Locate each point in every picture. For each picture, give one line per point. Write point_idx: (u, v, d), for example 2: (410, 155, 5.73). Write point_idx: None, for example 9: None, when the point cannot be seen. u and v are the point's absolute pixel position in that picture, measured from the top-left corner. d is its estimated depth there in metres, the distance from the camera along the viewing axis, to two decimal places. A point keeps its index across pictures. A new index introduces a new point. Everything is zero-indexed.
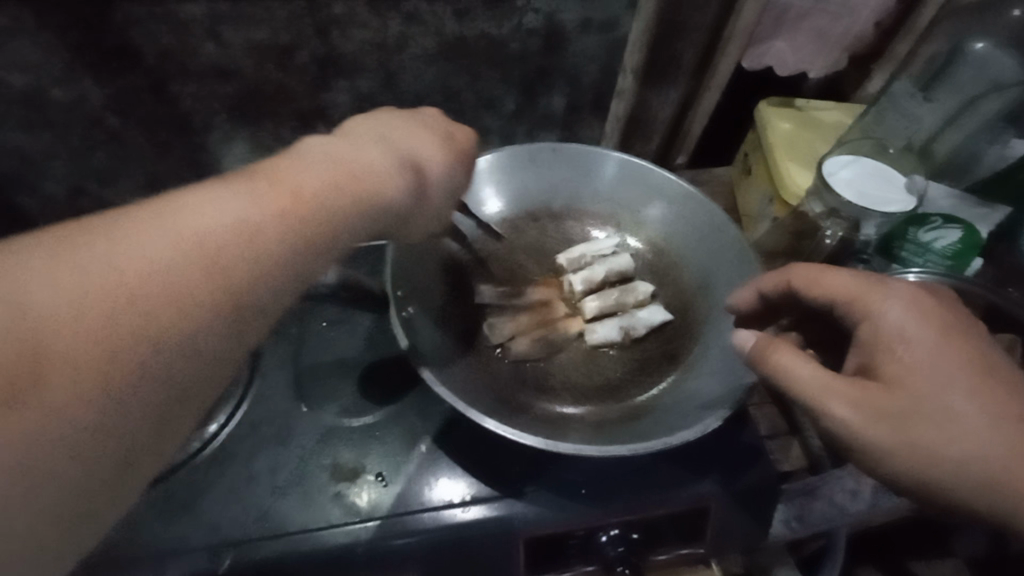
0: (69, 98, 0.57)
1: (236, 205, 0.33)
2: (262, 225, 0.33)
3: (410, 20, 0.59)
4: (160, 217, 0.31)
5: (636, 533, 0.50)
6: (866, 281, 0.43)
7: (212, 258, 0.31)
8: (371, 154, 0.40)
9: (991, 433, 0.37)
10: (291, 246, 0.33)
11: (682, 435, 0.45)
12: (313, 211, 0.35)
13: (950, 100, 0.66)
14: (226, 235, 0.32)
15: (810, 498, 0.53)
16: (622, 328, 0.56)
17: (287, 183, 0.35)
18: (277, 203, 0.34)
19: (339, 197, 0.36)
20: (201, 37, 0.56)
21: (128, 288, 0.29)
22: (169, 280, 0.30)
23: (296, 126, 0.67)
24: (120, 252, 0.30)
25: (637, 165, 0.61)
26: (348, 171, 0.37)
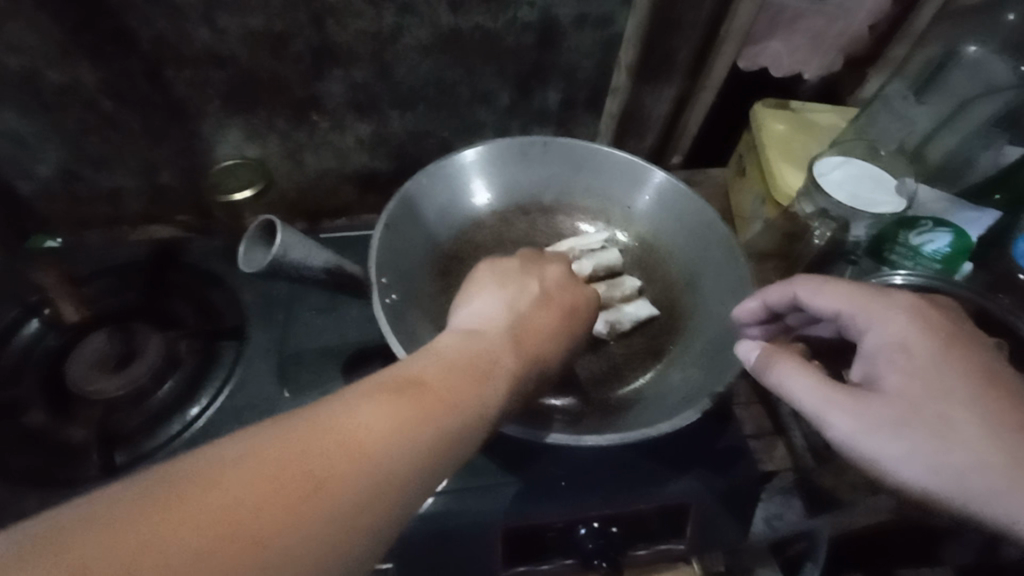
0: (64, 80, 0.57)
1: (368, 431, 0.31)
2: (379, 453, 0.30)
3: (405, 11, 0.60)
4: (334, 420, 0.31)
5: (614, 527, 0.50)
6: (871, 292, 0.43)
7: (304, 517, 0.27)
8: (485, 362, 0.38)
9: (993, 445, 0.37)
10: (405, 480, 0.31)
11: (662, 427, 0.45)
12: (413, 448, 0.32)
13: (944, 102, 0.66)
14: (349, 467, 0.29)
15: (790, 497, 0.54)
16: (608, 322, 0.55)
17: (396, 410, 0.32)
18: (406, 429, 0.32)
19: (448, 408, 0.34)
20: (196, 23, 0.56)
21: (263, 510, 0.27)
22: (256, 542, 0.26)
23: (290, 115, 0.67)
24: (209, 502, 0.26)
25: (626, 160, 0.60)
26: (469, 379, 0.36)
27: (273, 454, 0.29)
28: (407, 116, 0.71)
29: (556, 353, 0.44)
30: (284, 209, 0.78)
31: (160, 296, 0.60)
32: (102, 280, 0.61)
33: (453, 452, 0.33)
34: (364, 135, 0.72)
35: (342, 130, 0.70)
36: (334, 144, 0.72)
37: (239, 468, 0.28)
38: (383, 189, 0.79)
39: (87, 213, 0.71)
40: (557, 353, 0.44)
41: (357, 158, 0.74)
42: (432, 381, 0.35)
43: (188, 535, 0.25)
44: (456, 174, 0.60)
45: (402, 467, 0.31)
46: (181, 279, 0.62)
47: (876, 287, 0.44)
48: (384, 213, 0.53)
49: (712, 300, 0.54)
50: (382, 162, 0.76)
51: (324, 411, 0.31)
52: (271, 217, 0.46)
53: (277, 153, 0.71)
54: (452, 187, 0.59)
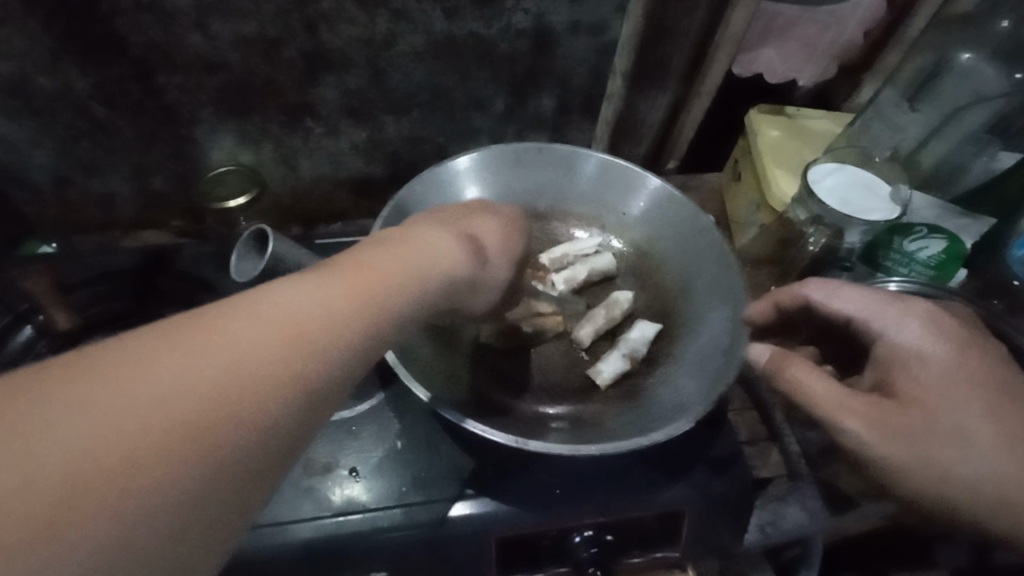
0: (55, 86, 0.57)
1: (296, 306, 0.32)
2: (309, 322, 0.31)
3: (398, 17, 0.60)
4: (262, 298, 0.31)
5: (608, 535, 0.50)
6: (886, 299, 0.44)
7: (217, 399, 0.27)
8: (416, 252, 0.39)
9: (1004, 454, 0.38)
10: (341, 343, 0.32)
11: (653, 435, 0.45)
12: (334, 322, 0.32)
13: (934, 111, 0.65)
14: (277, 333, 0.30)
15: (783, 504, 0.53)
16: (625, 354, 0.54)
17: (310, 290, 0.32)
18: (338, 300, 0.33)
19: (382, 284, 0.35)
20: (188, 29, 0.56)
21: (190, 370, 0.27)
22: (165, 426, 0.26)
23: (284, 121, 0.67)
24: (95, 402, 0.25)
25: (619, 166, 0.60)
26: (404, 259, 0.38)
27: (170, 347, 0.28)
28: (402, 122, 0.71)
29: (504, 262, 0.48)
30: (279, 214, 0.78)
31: (153, 305, 0.60)
32: (93, 286, 0.60)
33: (389, 317, 0.35)
34: (359, 141, 0.72)
35: (336, 135, 0.70)
36: (329, 149, 0.72)
37: (128, 363, 0.27)
38: (378, 194, 0.79)
39: (79, 219, 0.71)
40: (500, 260, 0.48)
41: (352, 163, 0.74)
42: (367, 263, 0.36)
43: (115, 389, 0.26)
44: (450, 179, 0.60)
45: (336, 333, 0.32)
46: (174, 285, 0.61)
47: (890, 294, 0.45)
48: (378, 220, 0.52)
49: (705, 307, 0.54)
50: (377, 167, 0.76)
51: (226, 305, 0.31)
52: (263, 226, 0.46)
53: (271, 159, 0.71)
54: (447, 194, 0.59)
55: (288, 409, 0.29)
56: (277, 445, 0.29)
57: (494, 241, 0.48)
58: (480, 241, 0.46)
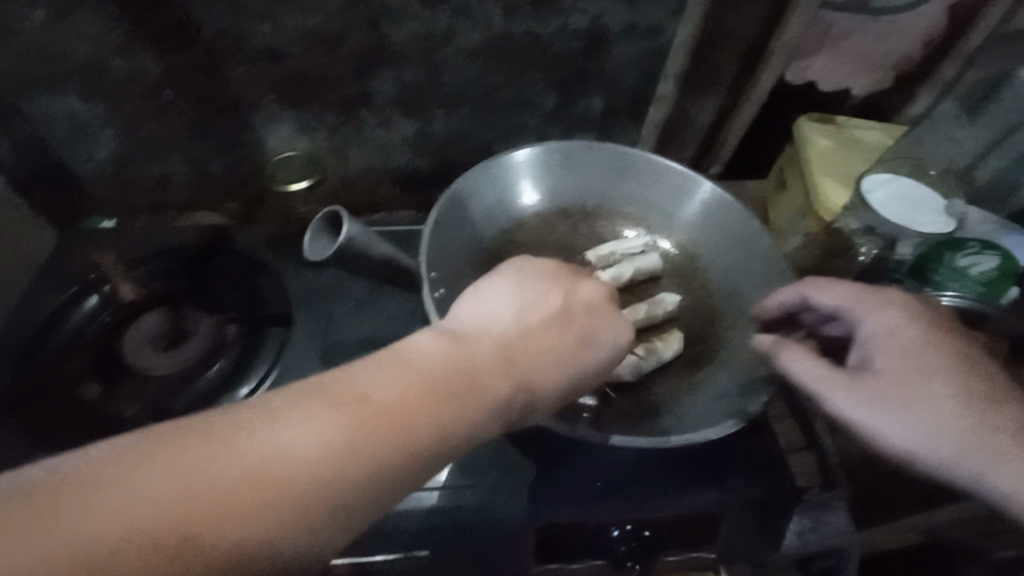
0: (129, 69, 0.60)
1: (311, 454, 0.29)
2: (324, 473, 0.29)
3: (458, 14, 0.61)
4: (268, 428, 0.29)
5: (646, 532, 0.51)
6: (864, 290, 0.47)
7: (204, 547, 0.25)
8: (474, 345, 0.37)
9: (968, 414, 0.40)
10: (351, 501, 0.29)
11: (704, 433, 0.46)
12: (344, 473, 0.29)
13: (992, 124, 0.67)
14: (287, 488, 0.28)
15: (826, 510, 0.52)
16: (645, 349, 0.53)
17: (320, 442, 0.29)
18: (353, 450, 0.29)
19: (405, 423, 0.31)
20: (257, 19, 0.58)
21: (191, 509, 0.26)
22: (227, 514, 0.26)
23: (339, 111, 0.69)
24: (173, 479, 0.26)
25: (671, 170, 0.61)
26: (441, 392, 0.33)
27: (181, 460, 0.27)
28: (452, 116, 0.72)
29: (566, 362, 0.39)
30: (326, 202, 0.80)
31: (210, 284, 0.62)
32: (150, 263, 0.62)
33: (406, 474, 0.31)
34: (408, 133, 0.73)
35: (388, 127, 0.72)
36: (379, 140, 0.73)
37: (214, 445, 0.28)
38: (421, 186, 0.81)
39: (138, 198, 0.74)
40: (565, 329, 0.40)
41: (400, 155, 0.76)
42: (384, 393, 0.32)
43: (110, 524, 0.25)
44: (503, 174, 0.60)
45: (351, 485, 0.29)
46: (228, 265, 0.63)
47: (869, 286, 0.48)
48: (433, 211, 0.54)
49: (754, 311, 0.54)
50: (424, 159, 0.77)
51: (294, 397, 0.31)
52: (337, 210, 0.47)
53: (324, 148, 0.73)
54: (499, 188, 0.60)
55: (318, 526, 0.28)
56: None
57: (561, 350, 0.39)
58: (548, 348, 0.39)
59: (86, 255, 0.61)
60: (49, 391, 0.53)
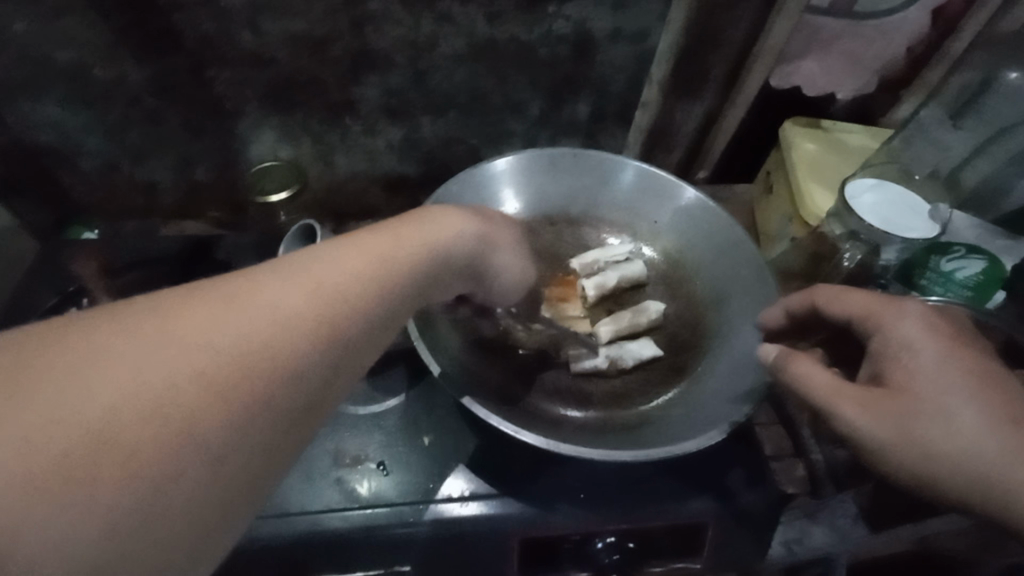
0: (111, 76, 0.59)
1: (305, 294, 0.31)
2: (323, 306, 0.31)
3: (443, 20, 0.61)
4: (252, 278, 0.31)
5: (630, 543, 0.50)
6: (885, 298, 0.43)
7: (233, 369, 0.28)
8: (416, 236, 0.39)
9: (987, 434, 0.37)
10: (354, 325, 0.32)
11: (686, 445, 0.45)
12: (343, 304, 0.32)
13: (979, 129, 0.65)
14: (291, 322, 0.30)
15: (809, 523, 0.53)
16: (609, 357, 0.55)
17: (312, 284, 0.32)
18: (346, 286, 0.33)
19: (381, 269, 0.35)
20: (240, 26, 0.57)
21: (201, 344, 0.28)
22: (183, 392, 0.26)
23: (325, 118, 0.68)
24: (120, 366, 0.26)
25: (655, 175, 0.60)
26: (405, 243, 0.38)
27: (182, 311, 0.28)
28: (438, 123, 0.72)
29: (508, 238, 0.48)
30: (313, 209, 0.79)
31: None
32: (137, 269, 0.62)
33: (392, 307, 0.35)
34: (395, 140, 0.73)
35: (374, 134, 0.71)
36: (365, 147, 0.73)
37: (162, 328, 0.28)
38: (410, 193, 0.80)
39: (122, 205, 0.73)
40: (506, 240, 0.48)
41: (387, 162, 0.75)
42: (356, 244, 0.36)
43: (126, 372, 0.26)
44: (486, 181, 0.60)
45: (350, 315, 0.32)
46: (211, 273, 0.63)
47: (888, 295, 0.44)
48: None
49: (738, 317, 0.54)
50: (411, 166, 0.77)
51: (237, 281, 0.31)
52: (310, 221, 0.47)
53: (310, 154, 0.72)
54: (483, 195, 0.60)
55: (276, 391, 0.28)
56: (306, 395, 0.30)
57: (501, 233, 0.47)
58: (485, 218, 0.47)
59: (67, 264, 0.61)
60: None
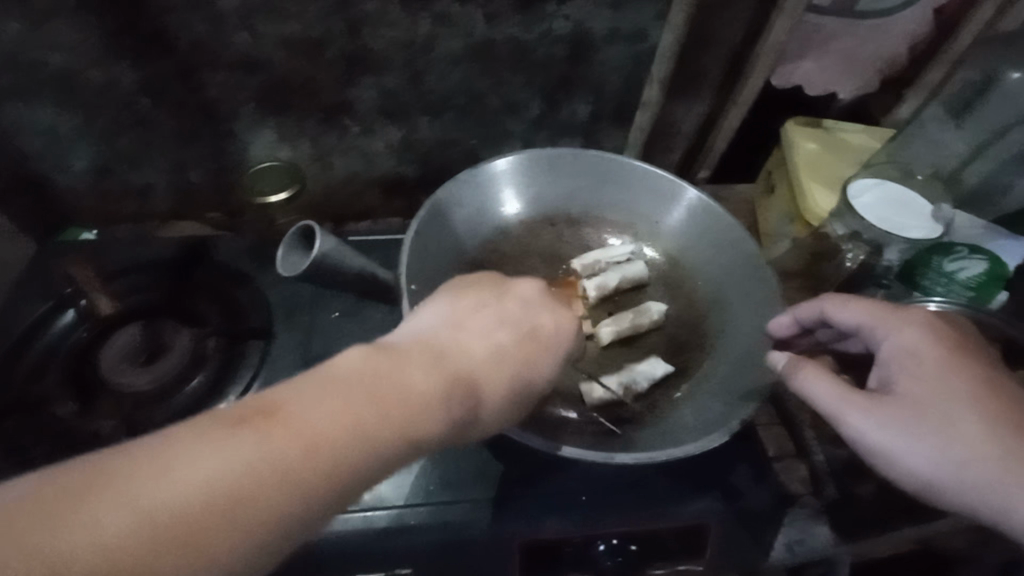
0: (104, 79, 0.59)
1: (323, 432, 0.30)
2: (335, 448, 0.30)
3: (439, 21, 0.60)
4: (279, 410, 0.31)
5: (633, 545, 0.50)
6: (891, 306, 0.44)
7: (232, 516, 0.27)
8: (425, 364, 0.35)
9: (990, 439, 0.38)
10: (363, 466, 0.31)
11: (687, 448, 0.44)
12: (357, 442, 0.31)
13: (978, 129, 0.66)
14: (302, 468, 0.29)
15: (813, 523, 0.52)
16: (623, 383, 0.52)
17: (333, 419, 0.31)
18: (362, 423, 0.31)
19: (404, 406, 0.33)
20: (234, 28, 0.57)
21: (215, 490, 0.28)
22: (171, 546, 0.26)
23: (321, 119, 0.68)
24: (146, 489, 0.27)
25: (655, 175, 0.60)
26: (435, 372, 0.35)
27: (196, 449, 0.28)
28: (435, 124, 0.71)
29: (560, 328, 0.43)
30: (310, 210, 0.79)
31: (188, 295, 0.61)
32: (132, 274, 0.62)
33: (407, 446, 0.33)
34: (392, 141, 0.72)
35: (371, 135, 0.71)
36: (362, 148, 0.72)
37: (192, 459, 0.28)
38: (408, 194, 0.80)
39: (117, 208, 0.73)
40: (553, 342, 0.42)
41: (385, 163, 0.75)
42: (385, 369, 0.34)
43: (141, 516, 0.26)
44: (485, 183, 0.60)
45: (359, 458, 0.31)
46: (207, 277, 0.62)
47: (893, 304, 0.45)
48: (413, 221, 0.53)
49: (740, 319, 0.54)
50: (409, 167, 0.76)
51: (271, 407, 0.31)
52: (306, 224, 0.47)
53: (306, 156, 0.72)
54: (482, 196, 0.60)
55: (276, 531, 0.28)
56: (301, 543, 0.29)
57: (546, 318, 0.43)
58: (532, 322, 0.42)
59: (63, 267, 0.60)
60: (20, 410, 0.52)
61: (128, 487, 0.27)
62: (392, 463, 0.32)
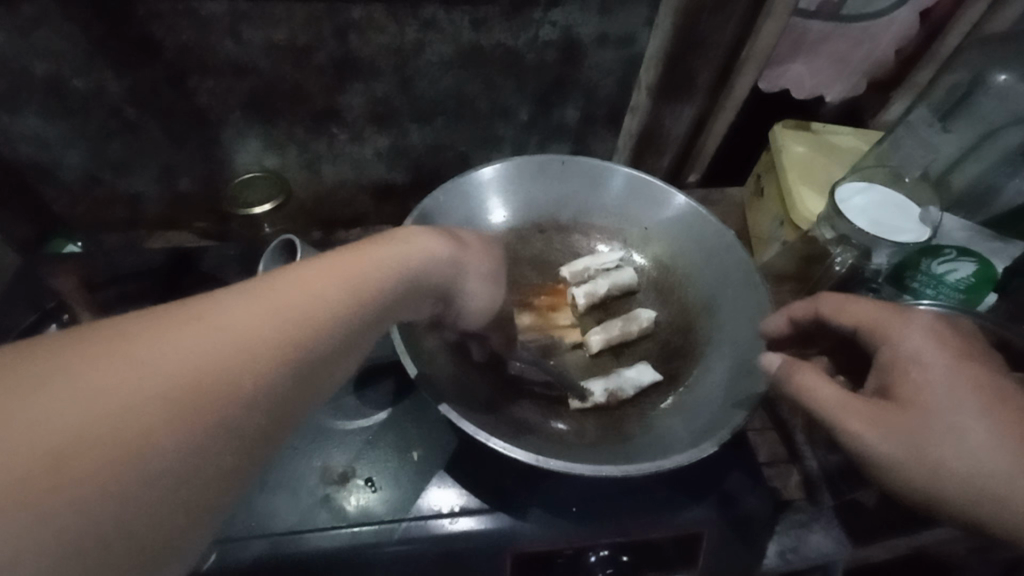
0: (89, 87, 0.58)
1: (301, 299, 0.33)
2: (311, 310, 0.33)
3: (427, 27, 0.60)
4: (254, 285, 0.33)
5: (625, 556, 0.50)
6: (890, 309, 0.44)
7: (225, 366, 0.29)
8: (395, 248, 0.40)
9: (996, 449, 0.37)
10: (339, 327, 0.34)
11: (676, 458, 0.44)
12: (330, 307, 0.34)
13: (968, 130, 0.65)
14: (285, 327, 0.31)
15: (807, 530, 0.52)
16: (608, 389, 0.52)
17: (307, 287, 0.34)
18: (332, 294, 0.34)
19: (368, 284, 0.36)
20: (221, 35, 0.56)
21: (203, 347, 0.29)
22: (164, 395, 0.27)
23: (310, 126, 0.67)
24: (140, 357, 0.27)
25: (644, 181, 0.60)
26: (388, 259, 0.39)
27: (178, 315, 0.30)
28: (426, 129, 0.71)
29: (482, 253, 0.48)
30: (300, 219, 0.78)
31: (176, 305, 0.60)
32: (121, 283, 0.61)
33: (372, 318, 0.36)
34: (382, 147, 0.72)
35: (360, 141, 0.70)
36: (352, 155, 0.72)
37: (175, 321, 0.29)
38: (400, 201, 0.80)
39: (104, 217, 0.72)
40: (482, 262, 0.47)
41: (375, 170, 0.74)
42: (345, 255, 0.37)
43: (129, 370, 0.27)
44: (473, 189, 0.59)
45: (335, 321, 0.34)
46: (194, 287, 0.62)
47: (895, 306, 0.45)
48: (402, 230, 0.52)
49: (730, 325, 0.53)
50: (399, 173, 0.76)
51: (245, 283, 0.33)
52: (293, 236, 0.47)
53: (295, 163, 0.71)
54: (471, 203, 0.59)
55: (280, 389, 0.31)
56: (287, 400, 0.31)
57: (477, 249, 0.48)
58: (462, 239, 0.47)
59: (47, 279, 0.59)
60: None
61: (112, 347, 0.27)
62: (361, 332, 0.35)
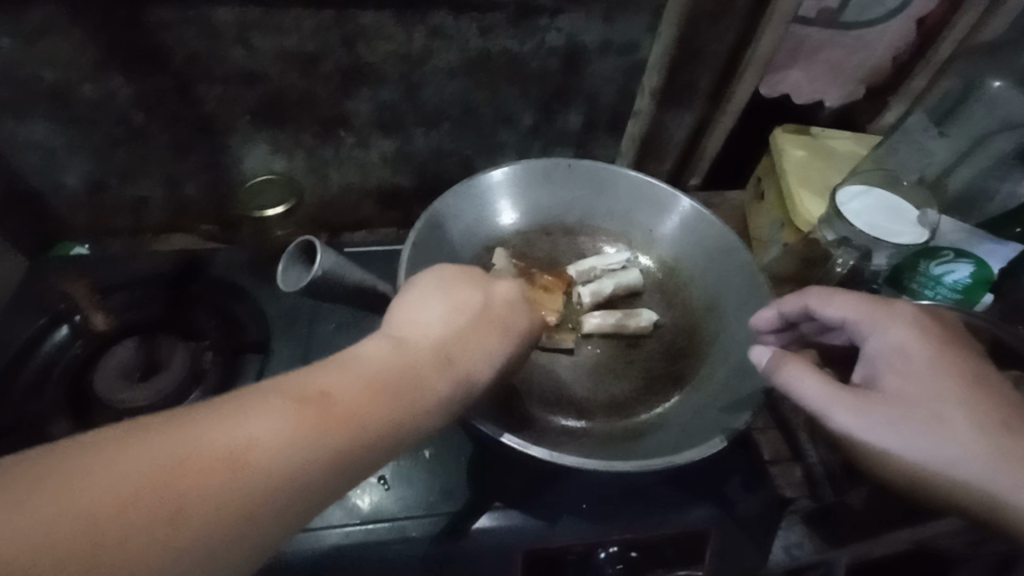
0: (97, 94, 0.58)
1: (332, 401, 0.32)
2: (337, 417, 0.31)
3: (434, 35, 0.61)
4: (289, 385, 0.32)
5: (634, 552, 0.50)
6: (877, 303, 0.45)
7: (244, 478, 0.28)
8: (423, 341, 0.39)
9: (976, 436, 0.38)
10: (363, 438, 0.32)
11: (685, 454, 0.45)
12: (361, 412, 0.32)
13: (962, 136, 0.67)
14: (313, 436, 0.30)
15: (811, 526, 0.53)
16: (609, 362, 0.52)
17: (339, 394, 0.33)
18: (367, 403, 0.33)
19: (398, 392, 0.35)
20: (230, 42, 0.57)
21: (222, 461, 0.28)
22: (170, 507, 0.26)
23: (317, 132, 0.68)
24: (130, 471, 0.26)
25: (650, 185, 0.61)
26: (416, 362, 0.37)
27: (205, 418, 0.29)
28: (432, 134, 0.72)
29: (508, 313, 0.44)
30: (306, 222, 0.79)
31: (184, 309, 0.61)
32: (130, 286, 0.62)
33: (403, 427, 0.34)
34: (388, 152, 0.73)
35: (366, 146, 0.71)
36: (358, 160, 0.73)
37: (202, 428, 0.29)
38: (405, 204, 0.80)
39: (110, 221, 0.72)
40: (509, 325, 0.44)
41: (380, 173, 0.75)
42: (374, 353, 0.36)
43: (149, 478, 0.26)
44: (482, 192, 0.60)
45: (362, 430, 0.32)
46: (204, 289, 0.62)
47: (884, 299, 0.46)
48: (413, 231, 0.53)
49: (734, 326, 0.54)
50: (404, 177, 0.77)
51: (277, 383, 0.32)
52: (310, 238, 0.47)
53: (302, 168, 0.72)
54: (480, 207, 0.60)
55: (282, 515, 0.29)
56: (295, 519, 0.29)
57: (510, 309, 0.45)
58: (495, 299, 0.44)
59: (56, 284, 0.60)
60: (14, 432, 0.51)
61: (131, 451, 0.27)
62: (385, 450, 0.33)
